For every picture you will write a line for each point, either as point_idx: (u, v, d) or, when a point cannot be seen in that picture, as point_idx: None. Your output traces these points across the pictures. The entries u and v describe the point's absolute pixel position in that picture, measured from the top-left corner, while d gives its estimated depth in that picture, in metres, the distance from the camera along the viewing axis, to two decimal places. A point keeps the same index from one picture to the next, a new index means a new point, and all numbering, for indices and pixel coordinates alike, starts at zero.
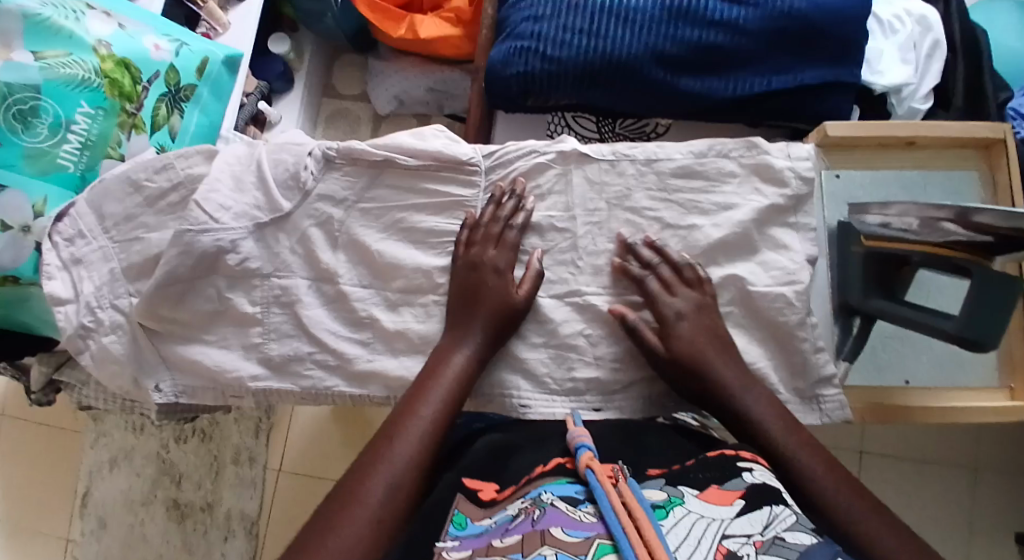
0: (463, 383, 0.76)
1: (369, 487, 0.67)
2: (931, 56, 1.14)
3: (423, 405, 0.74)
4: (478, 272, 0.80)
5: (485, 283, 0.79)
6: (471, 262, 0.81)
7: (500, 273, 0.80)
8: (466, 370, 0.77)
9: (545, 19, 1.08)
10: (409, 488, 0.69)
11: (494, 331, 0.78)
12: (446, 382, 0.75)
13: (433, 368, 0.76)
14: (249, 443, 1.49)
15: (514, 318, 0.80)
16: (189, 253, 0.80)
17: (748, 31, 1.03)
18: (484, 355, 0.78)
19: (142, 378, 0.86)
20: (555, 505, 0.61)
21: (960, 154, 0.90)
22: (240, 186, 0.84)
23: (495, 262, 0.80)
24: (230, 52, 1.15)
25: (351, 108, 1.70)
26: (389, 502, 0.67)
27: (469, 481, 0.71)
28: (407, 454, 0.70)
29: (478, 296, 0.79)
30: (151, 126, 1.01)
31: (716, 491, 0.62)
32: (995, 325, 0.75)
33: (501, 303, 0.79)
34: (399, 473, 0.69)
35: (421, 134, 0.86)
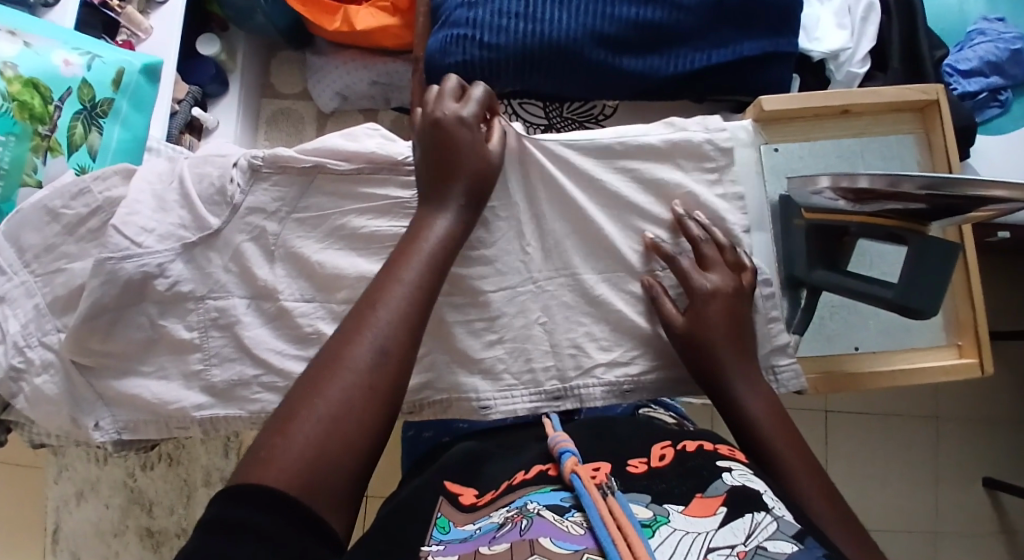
0: (448, 247, 0.71)
1: (352, 355, 0.62)
2: (866, 19, 1.12)
3: (404, 269, 0.68)
4: (445, 128, 0.73)
5: (457, 140, 0.73)
6: (434, 120, 0.73)
7: (469, 124, 0.74)
8: (450, 234, 0.71)
9: (479, 5, 1.05)
10: (398, 354, 0.64)
11: (474, 192, 0.73)
12: (430, 243, 0.70)
13: (415, 233, 0.71)
14: (219, 463, 1.43)
15: (490, 175, 0.75)
16: (113, 282, 0.76)
17: (685, 7, 1.01)
18: (465, 219, 0.73)
19: (80, 417, 0.81)
20: (542, 515, 0.59)
21: (896, 118, 0.88)
22: (163, 206, 0.79)
23: (460, 114, 0.74)
24: (149, 60, 1.09)
25: (293, 107, 1.65)
26: (377, 368, 0.63)
27: (451, 485, 0.68)
28: (393, 321, 0.65)
29: (452, 156, 0.72)
30: (68, 146, 0.96)
31: (700, 501, 0.60)
32: (930, 296, 0.75)
33: (478, 167, 0.73)
34: (385, 337, 0.64)
35: (352, 134, 0.81)
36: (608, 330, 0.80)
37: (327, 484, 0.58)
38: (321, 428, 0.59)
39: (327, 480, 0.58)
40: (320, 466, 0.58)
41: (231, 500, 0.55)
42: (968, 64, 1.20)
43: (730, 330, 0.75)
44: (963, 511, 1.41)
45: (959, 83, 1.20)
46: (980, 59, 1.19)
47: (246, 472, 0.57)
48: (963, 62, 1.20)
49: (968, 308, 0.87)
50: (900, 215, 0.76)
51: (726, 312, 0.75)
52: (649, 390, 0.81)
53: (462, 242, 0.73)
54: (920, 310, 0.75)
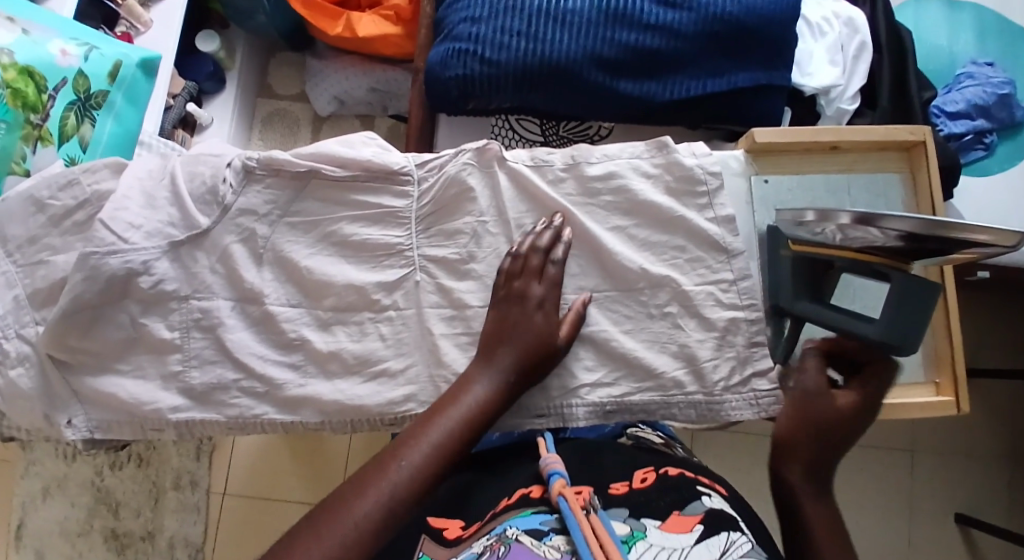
0: (479, 419, 0.70)
1: (360, 503, 0.63)
2: (857, 57, 1.14)
3: (435, 430, 0.68)
4: (516, 310, 0.74)
5: (515, 320, 0.74)
6: (512, 294, 0.75)
7: (541, 313, 0.74)
8: (483, 405, 0.71)
9: (482, 20, 1.05)
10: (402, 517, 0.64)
11: (520, 367, 0.73)
12: (462, 408, 0.70)
13: (453, 394, 0.71)
14: (190, 466, 1.41)
15: (547, 360, 0.74)
16: (95, 278, 0.75)
17: (683, 35, 1.02)
18: (502, 394, 0.72)
19: (53, 413, 0.79)
20: (521, 541, 0.59)
21: (882, 157, 0.89)
22: (152, 203, 0.78)
23: (539, 298, 0.75)
24: (146, 55, 1.08)
25: (289, 108, 1.64)
26: (380, 528, 0.63)
27: (434, 520, 0.67)
28: (407, 484, 0.65)
29: (509, 335, 0.73)
30: (59, 137, 0.95)
31: (677, 519, 0.61)
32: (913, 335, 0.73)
33: (532, 342, 0.73)
34: (394, 497, 0.64)
35: (349, 141, 0.81)
36: (594, 348, 0.80)
37: None
38: None
39: None
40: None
41: None
42: (955, 106, 1.21)
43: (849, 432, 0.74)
44: (936, 546, 1.41)
45: (946, 125, 1.22)
46: (967, 102, 1.21)
47: None
48: (950, 104, 1.22)
49: (947, 345, 0.86)
50: (883, 249, 0.75)
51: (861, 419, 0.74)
52: (634, 412, 0.79)
53: (497, 415, 0.72)
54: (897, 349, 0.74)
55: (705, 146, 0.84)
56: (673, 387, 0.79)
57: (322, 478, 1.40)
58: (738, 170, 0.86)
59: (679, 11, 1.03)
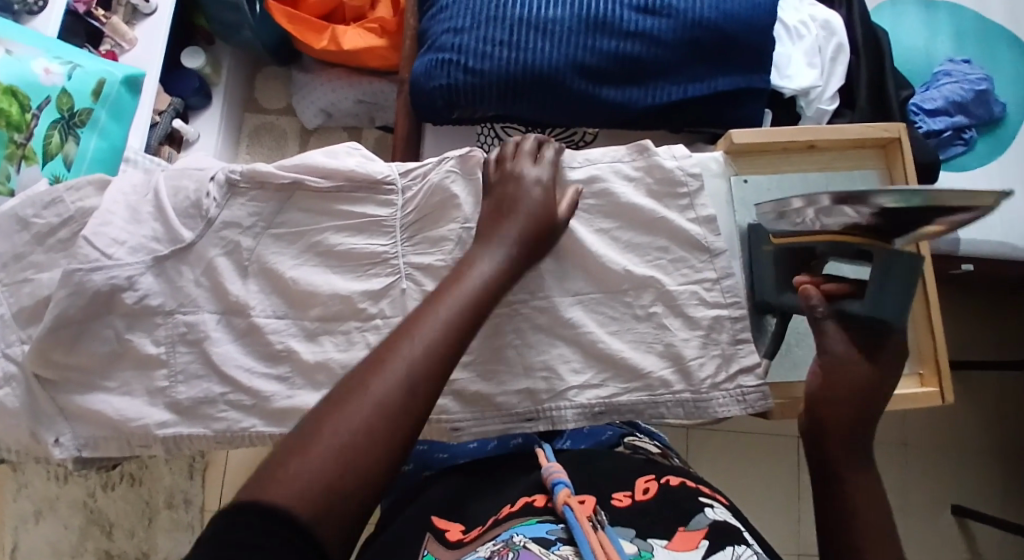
0: (492, 289, 0.66)
1: (374, 384, 0.57)
2: (835, 59, 1.15)
3: (445, 306, 0.63)
4: (512, 186, 0.74)
5: (518, 194, 0.73)
6: (505, 175, 0.75)
7: (539, 185, 0.74)
8: (495, 275, 0.67)
9: (464, 30, 1.06)
10: (424, 392, 0.58)
11: (526, 239, 0.71)
12: (472, 280, 0.65)
13: (460, 270, 0.67)
14: (184, 485, 1.40)
15: (550, 232, 0.74)
16: (80, 293, 0.75)
17: (664, 42, 1.03)
18: (509, 267, 0.69)
19: (40, 432, 0.79)
20: (529, 547, 0.59)
21: (859, 155, 0.90)
22: (136, 217, 0.78)
23: (534, 174, 0.75)
24: (130, 72, 1.09)
25: (277, 122, 1.65)
26: (407, 401, 0.57)
27: (438, 521, 0.69)
28: (427, 354, 0.59)
29: (513, 205, 0.72)
30: (43, 156, 0.95)
31: (682, 534, 0.62)
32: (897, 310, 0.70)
33: (537, 213, 0.72)
34: (416, 370, 0.58)
35: (334, 151, 0.81)
36: (580, 352, 0.80)
37: (336, 513, 0.52)
38: (338, 455, 0.53)
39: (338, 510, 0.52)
40: (339, 488, 0.53)
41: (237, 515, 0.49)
42: (933, 103, 1.22)
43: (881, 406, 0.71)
44: (934, 542, 1.41)
45: (924, 122, 1.22)
46: (945, 99, 1.22)
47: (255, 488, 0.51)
48: (928, 102, 1.23)
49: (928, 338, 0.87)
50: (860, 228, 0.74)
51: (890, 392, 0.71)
52: (623, 414, 0.79)
53: (509, 287, 0.69)
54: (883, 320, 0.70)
55: (685, 148, 0.85)
56: (659, 386, 0.79)
57: None
58: (717, 172, 0.86)
59: (659, 18, 1.03)
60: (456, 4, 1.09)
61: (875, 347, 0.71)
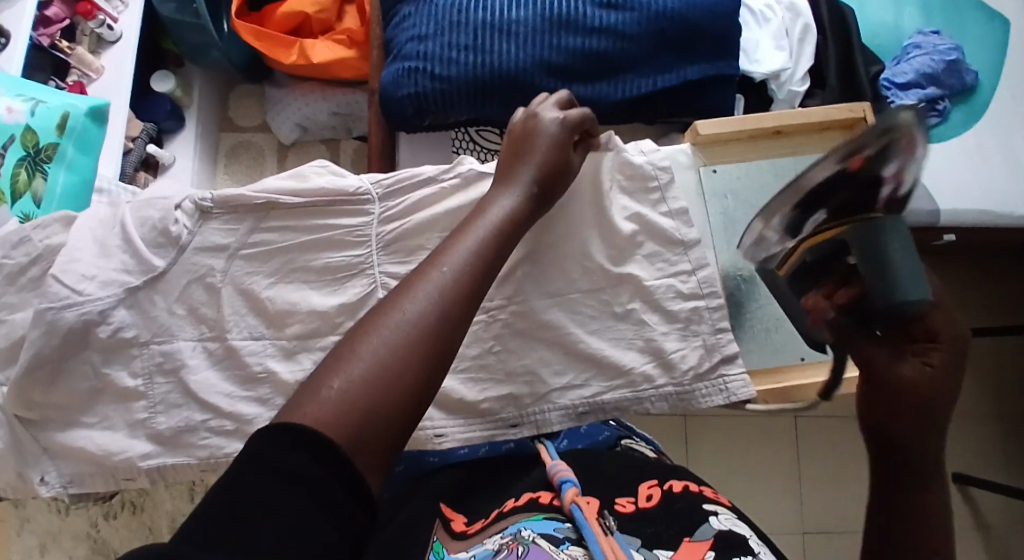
0: (511, 227, 0.67)
1: (405, 307, 0.57)
2: (804, 40, 1.15)
3: (469, 237, 0.63)
4: (533, 126, 0.74)
5: (539, 130, 0.73)
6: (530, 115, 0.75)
7: (558, 124, 0.74)
8: (515, 213, 0.68)
9: (429, 37, 1.06)
10: (453, 316, 0.58)
11: (543, 176, 0.71)
12: (491, 218, 0.66)
13: (478, 210, 0.67)
14: (185, 510, 1.38)
15: (566, 170, 0.74)
16: (53, 332, 0.74)
17: (629, 35, 1.03)
18: (528, 203, 0.70)
19: (26, 471, 0.78)
20: (538, 543, 0.60)
21: (825, 137, 0.89)
22: (104, 252, 0.77)
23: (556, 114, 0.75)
24: (94, 101, 1.08)
25: (253, 140, 1.63)
26: (436, 329, 0.57)
27: (447, 510, 0.69)
28: (454, 287, 0.60)
29: (531, 142, 0.72)
30: (11, 195, 0.95)
31: (688, 545, 0.62)
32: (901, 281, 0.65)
33: (555, 150, 0.73)
34: (443, 301, 0.58)
35: (300, 171, 0.81)
36: (562, 353, 0.79)
37: (372, 434, 0.52)
38: (372, 378, 0.53)
39: (374, 431, 0.52)
40: (373, 411, 0.52)
41: (277, 436, 0.48)
42: (903, 77, 1.22)
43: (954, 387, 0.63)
44: None
45: (897, 96, 1.22)
46: (915, 72, 1.21)
47: (287, 414, 0.51)
48: (899, 75, 1.22)
49: None
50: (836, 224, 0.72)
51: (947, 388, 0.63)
52: (608, 411, 0.80)
53: (526, 226, 0.70)
54: (900, 304, 0.64)
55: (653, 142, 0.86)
56: (641, 381, 0.79)
57: None
58: (686, 164, 0.87)
59: (622, 12, 1.04)
60: (420, 11, 1.09)
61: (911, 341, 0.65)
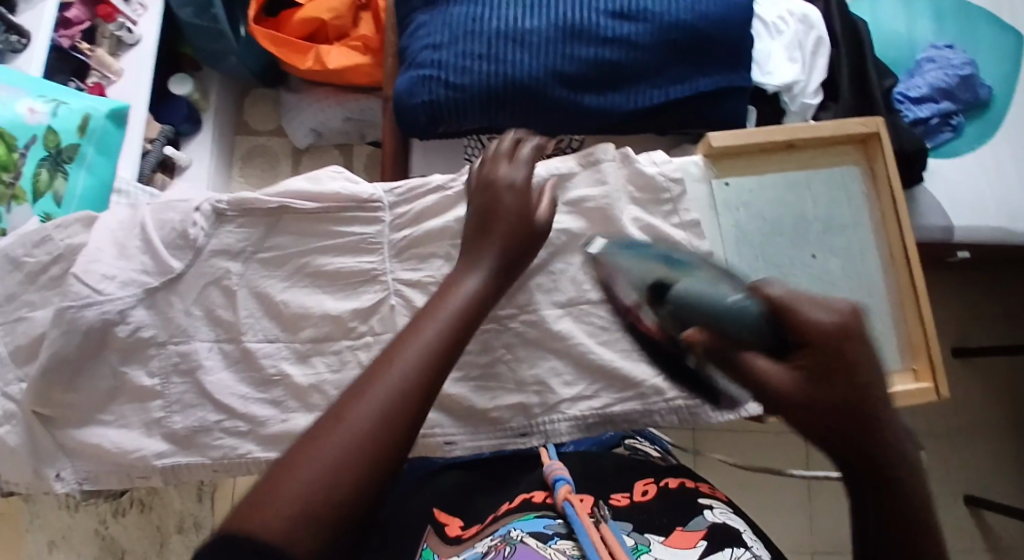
0: (476, 309, 0.64)
1: (357, 416, 0.54)
2: (817, 52, 1.16)
3: (429, 328, 0.60)
4: (492, 191, 0.71)
5: (500, 201, 0.70)
6: (485, 180, 0.72)
7: (517, 190, 0.71)
8: (479, 294, 0.65)
9: (444, 46, 1.07)
10: (408, 422, 0.55)
11: (508, 248, 0.69)
12: (455, 301, 0.63)
13: (444, 290, 0.64)
14: (194, 509, 1.45)
15: (529, 239, 0.71)
16: (73, 331, 0.75)
17: (642, 46, 1.04)
18: (493, 280, 0.67)
19: (42, 467, 0.80)
20: (526, 542, 0.61)
21: (839, 151, 0.89)
22: (124, 253, 0.79)
23: (511, 177, 0.72)
24: (115, 105, 1.10)
25: (268, 144, 1.66)
26: (390, 427, 0.55)
27: (439, 514, 0.73)
28: (413, 378, 0.57)
29: (494, 213, 0.69)
30: (33, 194, 0.97)
31: (680, 533, 0.64)
32: (716, 309, 0.59)
33: (517, 220, 0.70)
34: (400, 396, 0.56)
35: (316, 177, 0.82)
36: (572, 362, 0.80)
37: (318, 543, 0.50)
38: (320, 484, 0.51)
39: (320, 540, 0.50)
40: (321, 520, 0.50)
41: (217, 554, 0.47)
42: (917, 91, 1.23)
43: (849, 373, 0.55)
44: (945, 530, 1.40)
45: (910, 110, 1.23)
46: (929, 86, 1.22)
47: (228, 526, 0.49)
48: (913, 89, 1.23)
49: (921, 332, 0.85)
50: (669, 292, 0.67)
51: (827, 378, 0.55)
52: (618, 422, 0.80)
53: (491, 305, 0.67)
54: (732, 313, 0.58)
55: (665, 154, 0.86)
56: (651, 393, 0.80)
57: None
58: (698, 175, 0.87)
59: (635, 23, 1.05)
60: (435, 20, 1.10)
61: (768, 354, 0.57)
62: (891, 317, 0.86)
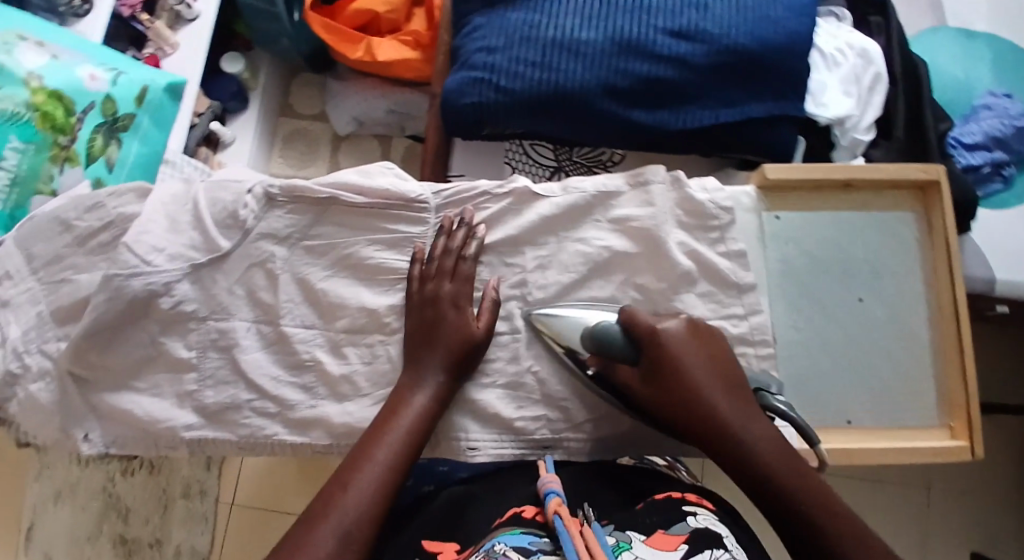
0: (420, 428, 0.73)
1: (317, 539, 0.63)
2: (874, 89, 1.15)
3: (379, 449, 0.70)
4: (433, 311, 0.78)
5: (442, 320, 0.77)
6: (426, 297, 0.78)
7: (458, 308, 0.78)
8: (423, 413, 0.74)
9: (498, 50, 1.08)
10: (362, 541, 0.64)
11: (451, 365, 0.76)
12: (402, 422, 0.72)
13: (392, 410, 0.74)
14: (201, 476, 1.47)
15: (474, 354, 0.78)
16: (118, 298, 0.77)
17: (695, 67, 1.04)
18: (436, 400, 0.75)
19: (70, 428, 0.81)
20: (508, 555, 0.57)
21: (895, 195, 0.90)
22: (175, 227, 0.80)
23: (453, 295, 0.78)
24: (173, 80, 1.12)
25: (309, 128, 1.67)
26: (340, 549, 0.63)
27: (430, 544, 0.67)
28: (363, 503, 0.66)
29: (434, 334, 0.77)
30: (86, 159, 1.00)
31: (662, 536, 0.60)
32: (594, 342, 0.75)
33: (458, 338, 0.77)
34: (351, 521, 0.64)
35: (367, 171, 0.83)
36: None
37: None
38: None
39: None
40: None
41: None
42: (972, 137, 1.22)
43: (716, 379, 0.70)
44: None
45: (963, 156, 1.22)
46: (984, 134, 1.21)
47: None
48: (967, 135, 1.22)
49: (961, 388, 0.85)
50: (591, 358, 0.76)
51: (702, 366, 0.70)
52: (640, 446, 0.80)
53: (438, 419, 0.76)
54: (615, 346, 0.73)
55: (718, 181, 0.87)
56: None
57: None
58: (749, 206, 0.87)
59: (692, 43, 1.04)
60: (491, 24, 1.11)
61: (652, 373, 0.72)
62: (931, 368, 0.87)
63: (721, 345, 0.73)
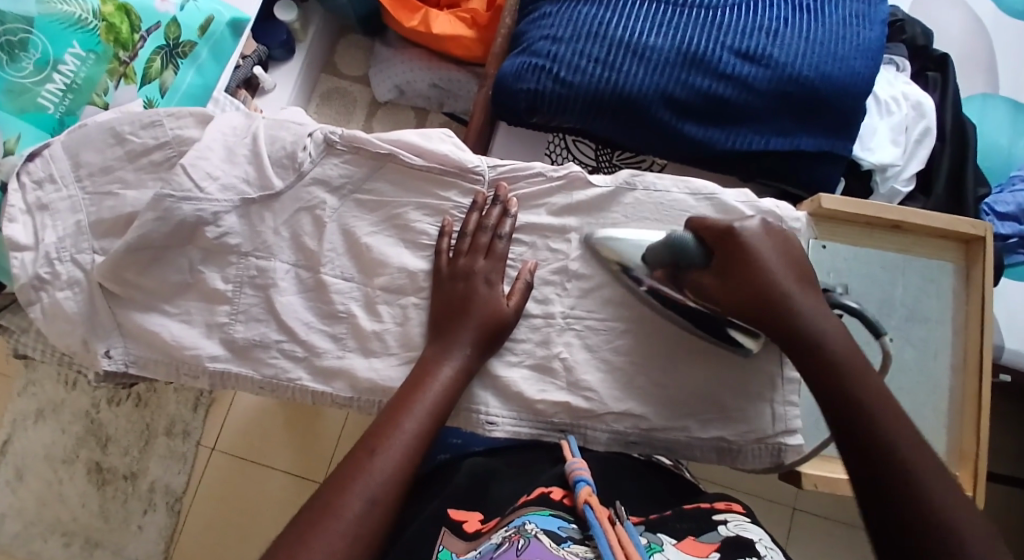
0: (446, 400, 0.73)
1: (346, 500, 0.63)
2: (920, 141, 1.15)
3: (407, 418, 0.70)
4: (466, 285, 0.77)
5: (474, 293, 0.77)
6: (458, 272, 0.78)
7: (491, 285, 0.78)
8: (450, 385, 0.73)
9: (563, 40, 1.08)
10: (387, 505, 0.65)
11: (481, 342, 0.76)
12: (430, 392, 0.72)
13: (419, 380, 0.73)
14: (186, 416, 1.41)
15: (503, 332, 0.77)
16: (166, 220, 0.77)
17: (755, 90, 1.04)
18: (463, 371, 0.75)
19: (91, 341, 0.80)
20: (539, 538, 0.57)
21: (939, 245, 0.91)
22: (231, 158, 0.80)
23: (486, 273, 0.78)
24: (238, 15, 1.09)
25: (349, 89, 1.66)
26: (364, 516, 0.63)
27: (454, 513, 0.67)
28: (388, 469, 0.66)
29: (467, 307, 0.76)
30: (142, 78, 0.99)
31: (693, 542, 0.61)
32: (668, 252, 0.75)
33: (490, 315, 0.76)
34: (377, 489, 0.65)
35: (428, 134, 0.83)
36: (625, 379, 0.80)
37: None
38: None
39: None
40: None
41: None
42: (1005, 206, 1.22)
43: (793, 271, 0.71)
44: None
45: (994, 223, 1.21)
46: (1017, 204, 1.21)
47: None
48: (1001, 204, 1.22)
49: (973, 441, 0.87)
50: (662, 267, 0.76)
51: (779, 254, 0.71)
52: (657, 447, 0.80)
53: (462, 391, 0.76)
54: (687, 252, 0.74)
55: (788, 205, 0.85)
56: (696, 429, 0.79)
57: (316, 450, 1.39)
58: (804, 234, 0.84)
59: (757, 65, 1.04)
60: (560, 14, 1.11)
61: (733, 261, 0.71)
62: (946, 420, 0.89)
63: (799, 250, 0.73)
